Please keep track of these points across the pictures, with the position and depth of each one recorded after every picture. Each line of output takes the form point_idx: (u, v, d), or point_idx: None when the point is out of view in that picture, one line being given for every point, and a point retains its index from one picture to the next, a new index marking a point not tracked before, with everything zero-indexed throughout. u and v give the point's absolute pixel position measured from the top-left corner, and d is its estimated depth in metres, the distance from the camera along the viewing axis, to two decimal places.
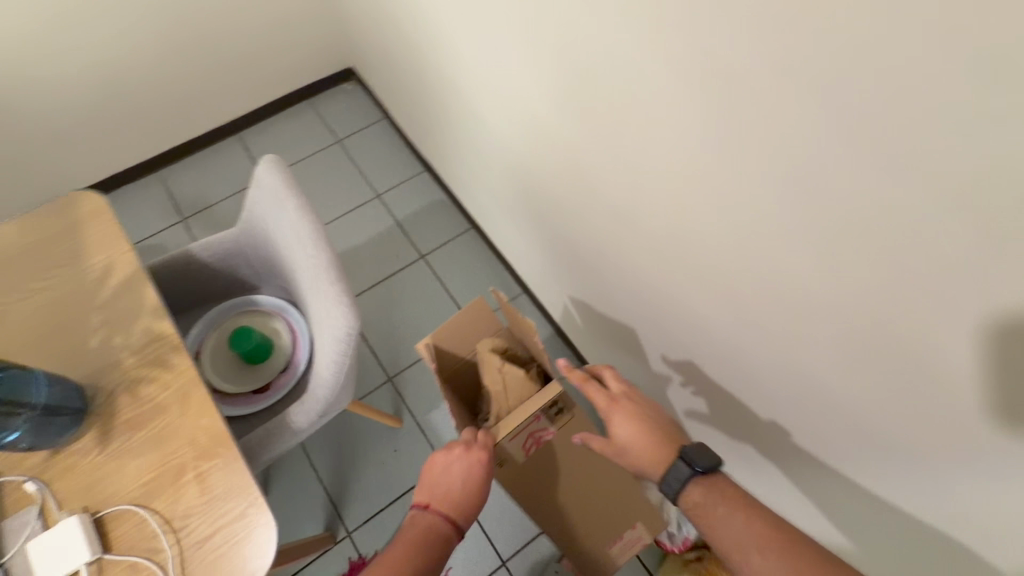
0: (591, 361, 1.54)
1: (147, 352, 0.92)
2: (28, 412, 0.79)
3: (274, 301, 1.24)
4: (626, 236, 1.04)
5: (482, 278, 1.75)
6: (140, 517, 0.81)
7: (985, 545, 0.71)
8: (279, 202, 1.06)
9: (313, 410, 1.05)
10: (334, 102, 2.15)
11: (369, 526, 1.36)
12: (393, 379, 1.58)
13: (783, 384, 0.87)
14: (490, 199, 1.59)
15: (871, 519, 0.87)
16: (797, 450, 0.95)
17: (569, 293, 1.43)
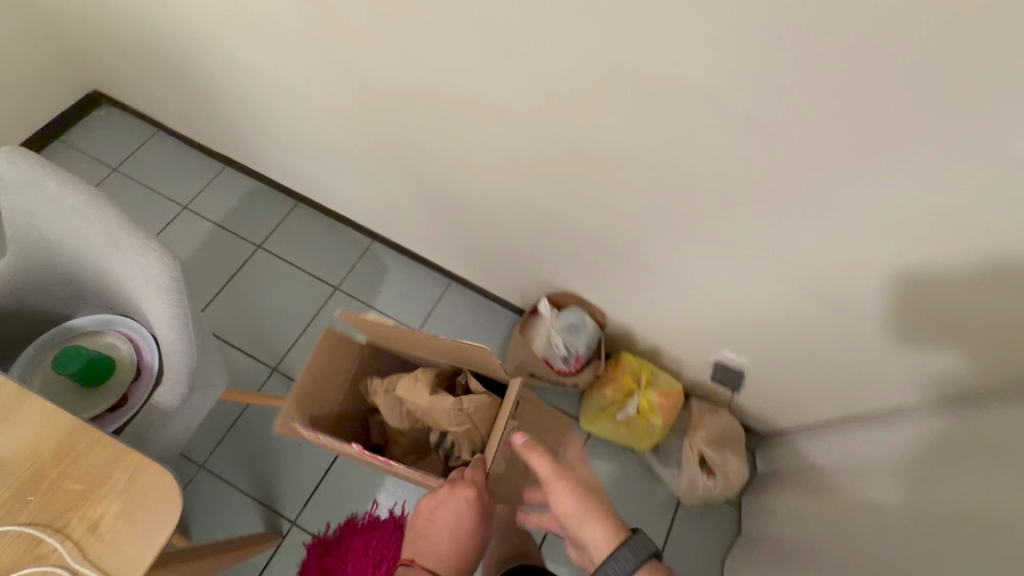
0: (470, 285, 1.60)
1: None
2: None
3: (97, 318, 1.02)
4: (480, 149, 1.09)
5: (331, 241, 1.67)
6: (11, 534, 0.66)
7: (810, 286, 0.96)
8: (46, 191, 0.85)
9: (180, 385, 0.88)
10: (89, 132, 1.78)
11: (313, 506, 1.33)
12: (278, 368, 1.48)
13: (638, 244, 1.07)
14: (313, 163, 1.50)
15: (726, 319, 1.11)
16: (662, 290, 1.15)
17: (433, 233, 1.47)
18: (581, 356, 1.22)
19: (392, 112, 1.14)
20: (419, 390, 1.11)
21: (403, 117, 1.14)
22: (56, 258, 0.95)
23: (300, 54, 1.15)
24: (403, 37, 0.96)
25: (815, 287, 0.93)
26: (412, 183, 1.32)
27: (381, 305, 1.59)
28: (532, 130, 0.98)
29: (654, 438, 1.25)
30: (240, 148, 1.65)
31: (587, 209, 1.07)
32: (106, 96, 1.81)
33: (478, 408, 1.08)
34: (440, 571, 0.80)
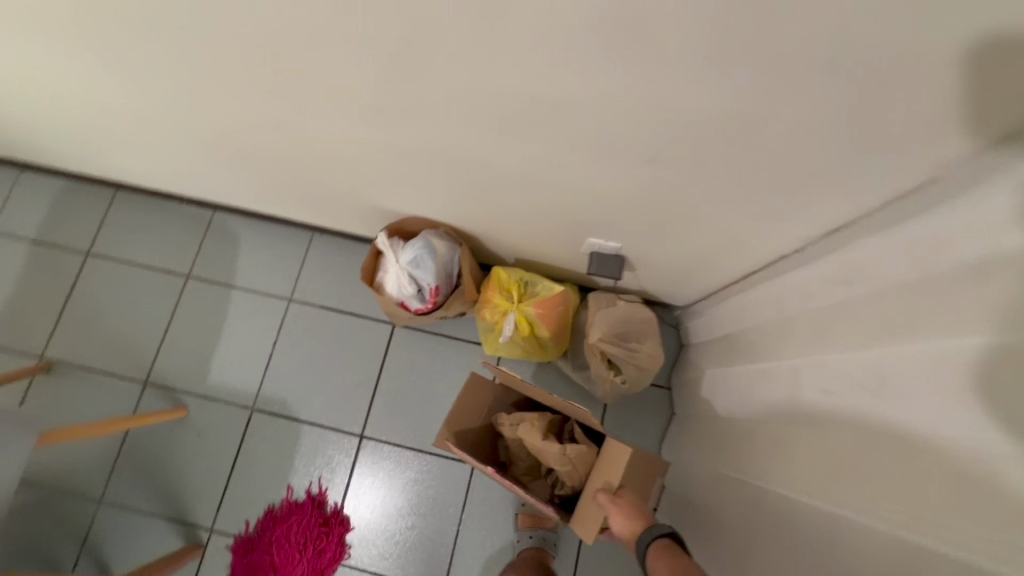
0: (329, 230, 1.38)
1: None
2: None
3: None
4: (199, 72, 0.83)
5: (166, 223, 1.43)
6: None
7: (639, 155, 0.72)
8: None
9: None
10: None
11: (229, 507, 1.26)
12: (149, 380, 1.33)
13: (435, 138, 0.83)
14: (79, 141, 1.22)
15: (573, 207, 0.90)
16: (497, 188, 0.93)
17: (249, 184, 1.22)
18: (438, 287, 1.05)
19: (80, 54, 0.86)
20: (532, 434, 1.03)
21: (94, 54, 0.85)
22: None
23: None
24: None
25: (640, 150, 0.71)
26: (180, 133, 1.05)
27: (242, 281, 1.40)
28: (221, 29, 0.71)
29: (552, 347, 1.13)
30: (8, 145, 1.36)
31: (355, 113, 0.82)
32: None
33: (583, 455, 1.00)
34: None
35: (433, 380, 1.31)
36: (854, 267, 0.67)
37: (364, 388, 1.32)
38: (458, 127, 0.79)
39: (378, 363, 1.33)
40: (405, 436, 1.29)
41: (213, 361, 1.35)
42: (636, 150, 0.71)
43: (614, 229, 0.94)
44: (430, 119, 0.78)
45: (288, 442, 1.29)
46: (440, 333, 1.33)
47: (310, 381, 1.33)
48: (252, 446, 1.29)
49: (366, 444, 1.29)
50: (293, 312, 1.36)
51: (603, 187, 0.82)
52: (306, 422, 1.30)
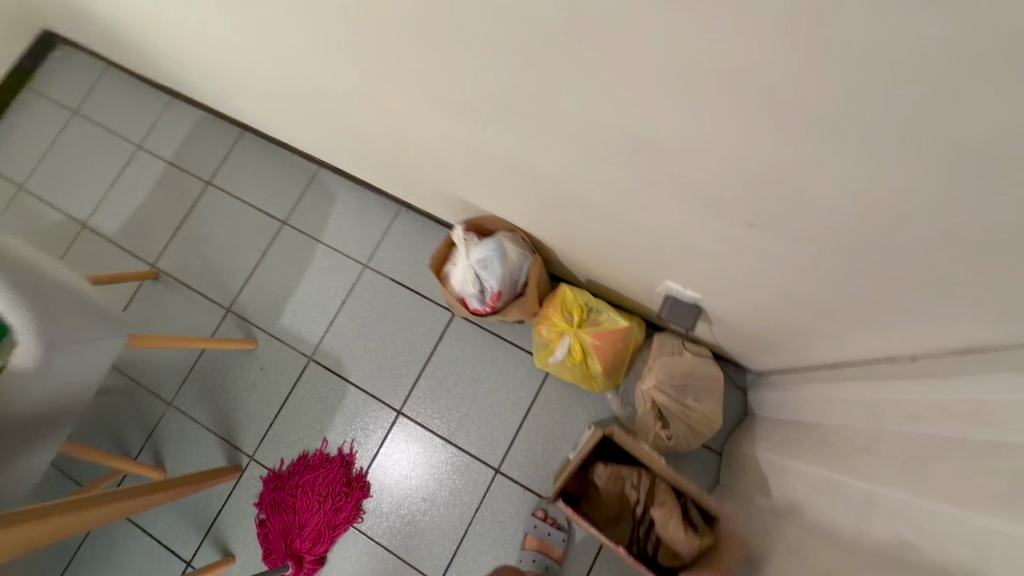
0: (415, 207, 1.41)
1: None
2: None
3: None
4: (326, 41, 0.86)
5: (276, 170, 1.54)
6: None
7: (744, 210, 0.64)
8: None
9: (25, 341, 0.86)
10: (49, 78, 1.73)
11: (269, 442, 1.35)
12: (231, 308, 1.45)
13: (526, 147, 0.80)
14: (218, 82, 1.33)
15: (659, 246, 0.84)
16: (581, 210, 0.88)
17: (349, 151, 1.27)
18: (500, 293, 1.03)
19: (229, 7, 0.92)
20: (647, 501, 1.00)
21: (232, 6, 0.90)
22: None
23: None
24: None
25: (746, 208, 0.63)
26: (301, 93, 1.11)
27: (328, 238, 1.47)
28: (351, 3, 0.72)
29: (601, 381, 1.06)
30: (167, 75, 1.52)
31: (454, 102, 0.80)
32: (56, 36, 1.73)
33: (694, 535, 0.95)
34: None
35: (478, 378, 1.31)
36: (980, 404, 0.55)
37: (413, 366, 1.35)
38: (554, 143, 0.75)
39: (429, 348, 1.34)
40: (439, 425, 1.30)
41: (287, 305, 1.44)
42: (740, 207, 0.63)
43: (699, 279, 0.86)
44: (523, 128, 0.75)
45: (332, 398, 1.36)
46: (496, 334, 1.32)
47: (366, 348, 1.38)
48: (301, 392, 1.37)
49: (402, 421, 1.32)
50: (365, 278, 1.42)
51: (691, 236, 0.75)
52: (353, 384, 1.36)
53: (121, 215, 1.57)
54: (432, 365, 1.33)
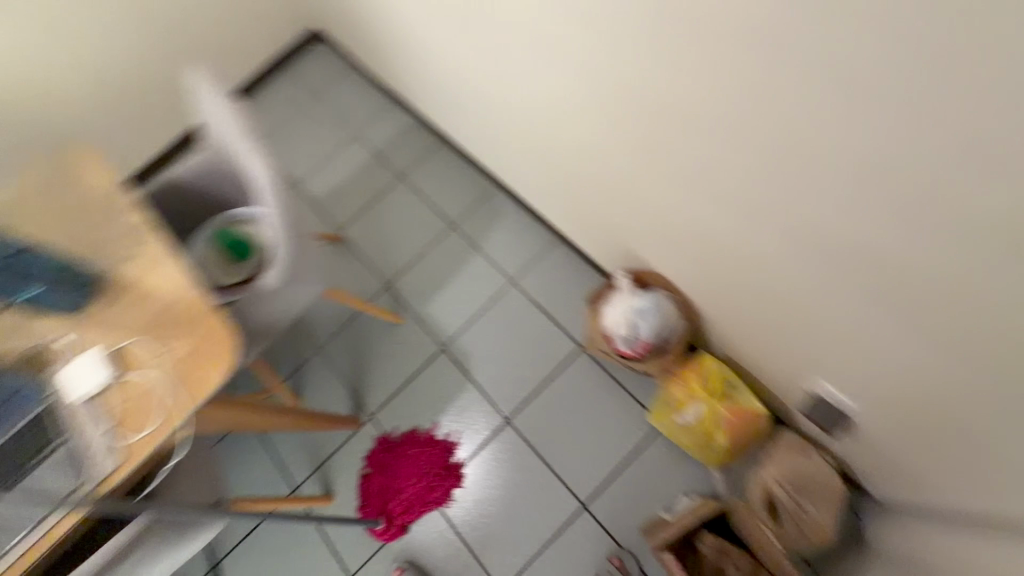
0: (574, 244, 1.55)
1: (132, 234, 1.00)
2: (44, 279, 0.90)
3: (251, 211, 1.25)
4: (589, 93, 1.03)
5: (459, 179, 1.77)
6: (140, 346, 0.89)
7: (959, 326, 0.70)
8: (219, 115, 1.08)
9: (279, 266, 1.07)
10: (304, 64, 2.12)
11: (389, 407, 1.52)
12: (390, 285, 1.66)
13: (739, 208, 0.89)
14: (450, 96, 1.59)
15: (831, 340, 0.89)
16: (762, 290, 0.96)
17: (539, 179, 1.45)
18: (649, 342, 1.11)
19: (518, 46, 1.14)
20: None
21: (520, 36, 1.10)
22: (217, 150, 1.20)
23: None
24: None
25: (962, 321, 0.69)
26: (528, 126, 1.31)
27: (487, 247, 1.65)
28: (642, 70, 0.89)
29: (718, 453, 1.09)
30: (404, 84, 1.83)
31: (684, 158, 0.93)
32: (321, 36, 2.14)
33: None
34: None
35: (588, 411, 1.39)
36: None
37: (533, 382, 1.46)
38: (772, 211, 0.84)
39: (550, 369, 1.45)
40: (542, 443, 1.38)
41: (438, 295, 1.62)
42: (959, 317, 0.69)
43: (864, 387, 0.89)
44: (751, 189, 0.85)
45: (452, 387, 1.50)
46: (614, 377, 1.40)
47: (496, 353, 1.52)
48: (429, 374, 1.53)
49: (508, 428, 1.42)
50: (512, 292, 1.57)
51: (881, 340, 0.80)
52: (474, 381, 1.50)
53: (327, 183, 1.87)
54: (551, 386, 1.44)
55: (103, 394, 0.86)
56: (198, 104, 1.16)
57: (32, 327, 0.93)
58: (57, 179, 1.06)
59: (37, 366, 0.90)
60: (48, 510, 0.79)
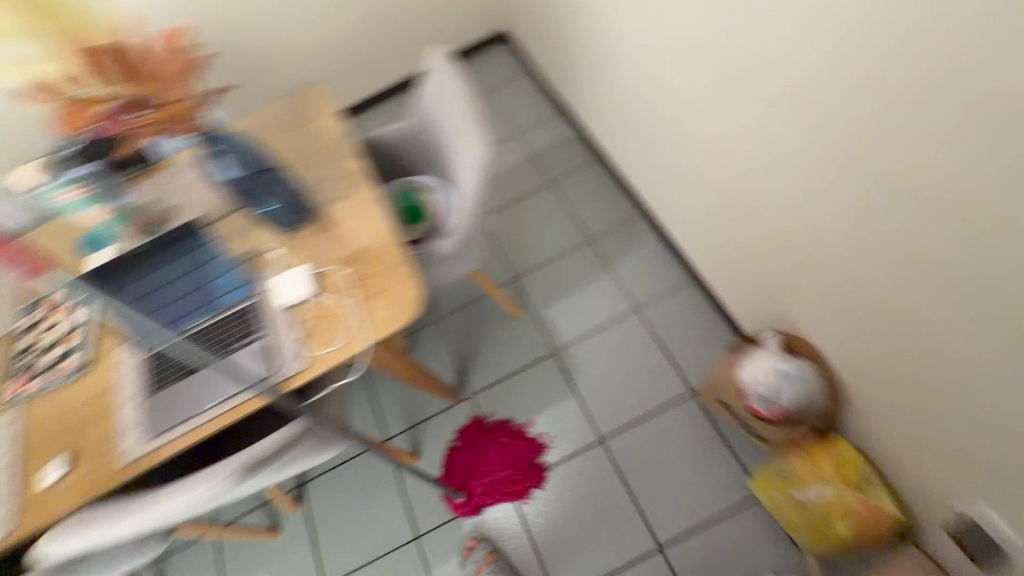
0: (710, 290, 1.54)
1: (347, 177, 1.11)
2: (279, 200, 1.04)
3: (432, 180, 1.34)
4: (772, 160, 1.03)
5: (606, 199, 1.81)
6: (339, 275, 1.01)
7: None
8: (448, 88, 1.18)
9: (457, 238, 1.16)
10: (485, 58, 2.27)
11: (489, 393, 1.58)
12: (517, 280, 1.73)
13: (925, 321, 0.84)
14: (624, 121, 1.62)
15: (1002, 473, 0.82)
16: (926, 398, 0.91)
17: (696, 220, 1.46)
18: (786, 411, 1.08)
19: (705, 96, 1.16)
20: None
21: (718, 89, 1.10)
22: (426, 119, 1.31)
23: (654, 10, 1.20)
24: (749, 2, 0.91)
25: None
26: (695, 169, 1.32)
27: (618, 270, 1.68)
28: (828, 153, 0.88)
29: (828, 543, 1.06)
30: (576, 98, 1.90)
31: (875, 255, 0.89)
32: (506, 37, 2.27)
33: None
34: None
35: (685, 457, 1.37)
36: None
37: (635, 411, 1.47)
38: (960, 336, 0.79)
39: (655, 405, 1.46)
40: (631, 472, 1.39)
41: (560, 301, 1.67)
42: None
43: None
44: (946, 307, 0.79)
45: (554, 393, 1.54)
46: (721, 433, 1.38)
47: (604, 373, 1.54)
48: (535, 372, 1.58)
49: (601, 446, 1.44)
50: (634, 320, 1.59)
51: None
52: (577, 392, 1.53)
53: None
54: (652, 420, 1.45)
55: (300, 307, 0.98)
56: (427, 74, 1.26)
57: (253, 235, 1.08)
58: (289, 118, 1.21)
59: (252, 268, 1.04)
60: (239, 391, 0.92)
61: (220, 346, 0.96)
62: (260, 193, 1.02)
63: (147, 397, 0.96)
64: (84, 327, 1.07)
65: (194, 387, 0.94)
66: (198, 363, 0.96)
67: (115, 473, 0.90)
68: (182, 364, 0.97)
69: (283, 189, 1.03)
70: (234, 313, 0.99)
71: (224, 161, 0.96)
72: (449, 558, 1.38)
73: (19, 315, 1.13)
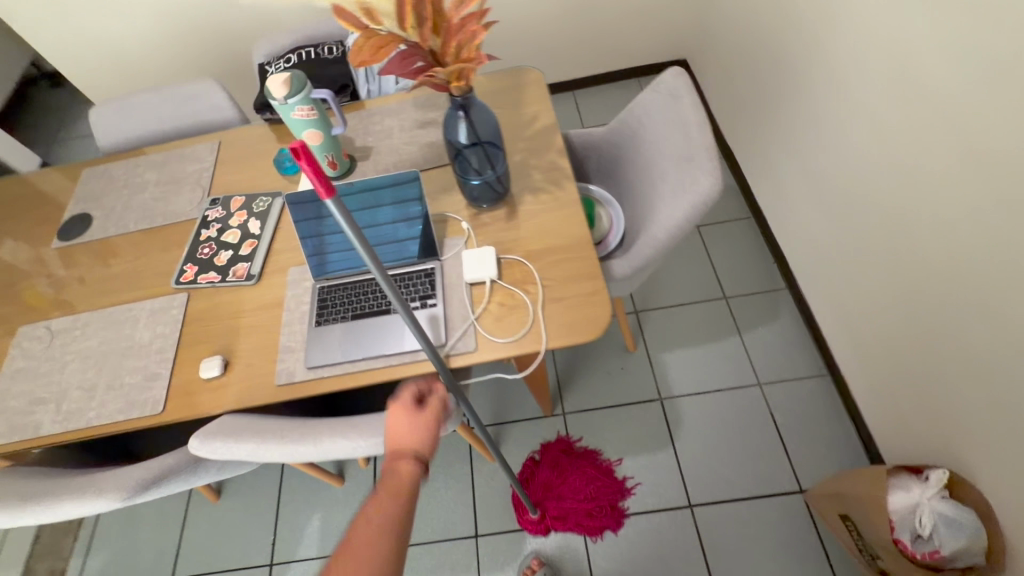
0: (847, 390, 1.44)
1: (550, 172, 1.10)
2: (489, 176, 1.01)
3: (603, 194, 1.30)
4: (1006, 290, 0.94)
5: (753, 262, 1.73)
6: (523, 268, 0.98)
7: None
8: (675, 103, 1.08)
9: (638, 262, 1.10)
10: None
11: (583, 416, 1.53)
12: (638, 312, 1.68)
13: None
14: (804, 190, 1.53)
15: None
16: None
17: (862, 317, 1.35)
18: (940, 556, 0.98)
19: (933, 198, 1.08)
20: None
21: (963, 196, 1.00)
22: (629, 130, 1.24)
23: (902, 93, 1.12)
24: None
25: None
26: (887, 267, 1.24)
27: (748, 337, 1.60)
28: None
29: None
30: (747, 150, 1.83)
31: None
32: (685, 66, 2.23)
33: None
34: (409, 443, 0.77)
35: (776, 555, 1.29)
36: None
37: (732, 488, 1.38)
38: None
39: (756, 490, 1.37)
40: (712, 550, 1.32)
41: (677, 348, 1.61)
42: None
43: None
44: None
45: (651, 440, 1.47)
46: (823, 545, 1.28)
47: (707, 437, 1.46)
48: (635, 411, 1.52)
49: (687, 512, 1.37)
50: (753, 392, 1.51)
51: None
52: (674, 447, 1.46)
53: None
54: (749, 504, 1.36)
55: (481, 287, 0.97)
56: (649, 82, 1.18)
57: (445, 201, 1.09)
58: (505, 98, 1.22)
59: (440, 234, 1.05)
60: (413, 349, 0.92)
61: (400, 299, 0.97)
62: (475, 163, 0.99)
63: (313, 327, 0.96)
64: (260, 239, 1.10)
65: (365, 332, 0.94)
66: (373, 310, 0.96)
67: (272, 389, 0.92)
68: (354, 306, 0.97)
69: (497, 168, 1.01)
70: (419, 272, 0.99)
71: (458, 124, 0.92)
72: (506, 568, 1.35)
73: (203, 208, 1.18)
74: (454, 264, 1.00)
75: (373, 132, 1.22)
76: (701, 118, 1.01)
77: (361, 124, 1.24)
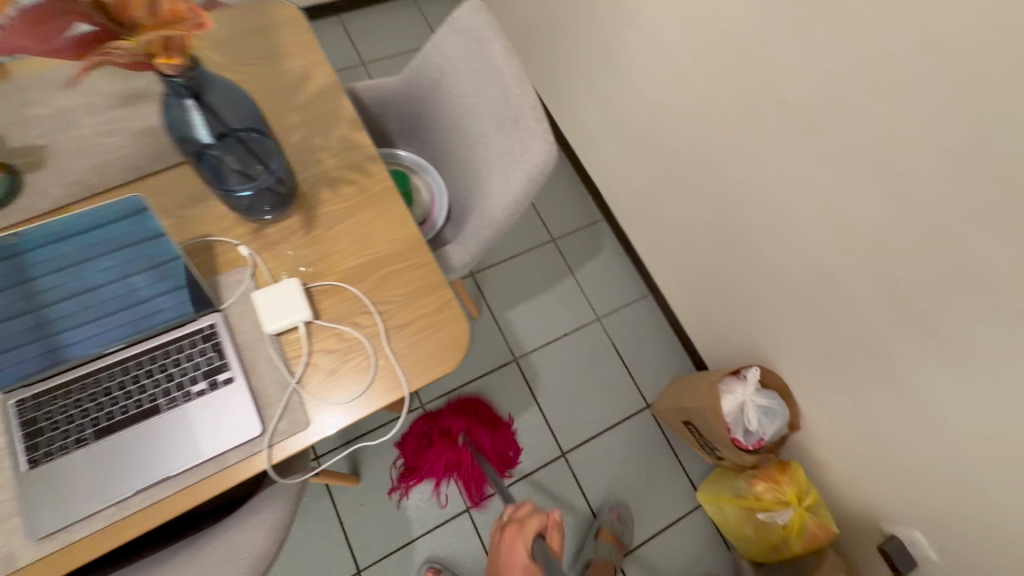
0: (666, 304, 1.60)
1: (344, 155, 0.84)
2: (264, 177, 0.70)
3: (414, 159, 1.08)
4: (783, 211, 1.07)
5: (569, 198, 1.73)
6: (347, 294, 0.76)
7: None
8: (482, 49, 0.89)
9: (476, 247, 0.94)
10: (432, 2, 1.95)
11: (443, 403, 1.42)
12: (474, 275, 1.57)
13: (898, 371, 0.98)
14: (604, 123, 1.52)
15: (921, 490, 1.03)
16: (875, 430, 1.08)
17: (670, 242, 1.46)
18: (763, 440, 1.21)
19: (717, 129, 1.14)
20: None
21: (745, 126, 1.08)
22: (428, 81, 1.01)
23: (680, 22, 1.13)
24: (838, 57, 0.87)
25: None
26: (683, 194, 1.33)
27: (580, 275, 1.63)
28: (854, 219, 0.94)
29: (778, 552, 1.22)
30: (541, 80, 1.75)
31: (868, 311, 0.99)
32: None
33: None
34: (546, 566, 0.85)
35: (641, 469, 1.44)
36: None
37: (595, 423, 1.46)
38: (957, 404, 0.91)
39: (614, 420, 1.47)
40: (591, 486, 1.40)
41: (517, 303, 1.56)
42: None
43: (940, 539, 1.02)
44: (926, 363, 0.93)
45: (515, 404, 1.45)
46: (671, 446, 1.47)
47: (564, 382, 1.50)
48: (493, 380, 1.46)
49: (561, 460, 1.42)
50: (594, 328, 1.57)
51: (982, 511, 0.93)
52: (537, 403, 1.46)
53: None
54: (610, 433, 1.46)
55: (294, 334, 0.72)
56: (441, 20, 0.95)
57: (201, 221, 0.76)
58: (252, 53, 0.88)
59: (210, 269, 0.74)
60: (213, 452, 0.65)
61: (171, 387, 0.66)
62: (234, 166, 0.68)
63: (27, 471, 0.61)
64: None
65: (124, 452, 0.63)
66: (127, 413, 0.64)
67: None
68: (92, 415, 0.63)
69: (273, 165, 0.71)
70: (190, 339, 0.68)
71: (189, 116, 0.61)
72: None
73: None
74: (244, 310, 0.72)
75: (37, 122, 0.77)
76: (516, 70, 0.86)
77: (9, 111, 0.76)
